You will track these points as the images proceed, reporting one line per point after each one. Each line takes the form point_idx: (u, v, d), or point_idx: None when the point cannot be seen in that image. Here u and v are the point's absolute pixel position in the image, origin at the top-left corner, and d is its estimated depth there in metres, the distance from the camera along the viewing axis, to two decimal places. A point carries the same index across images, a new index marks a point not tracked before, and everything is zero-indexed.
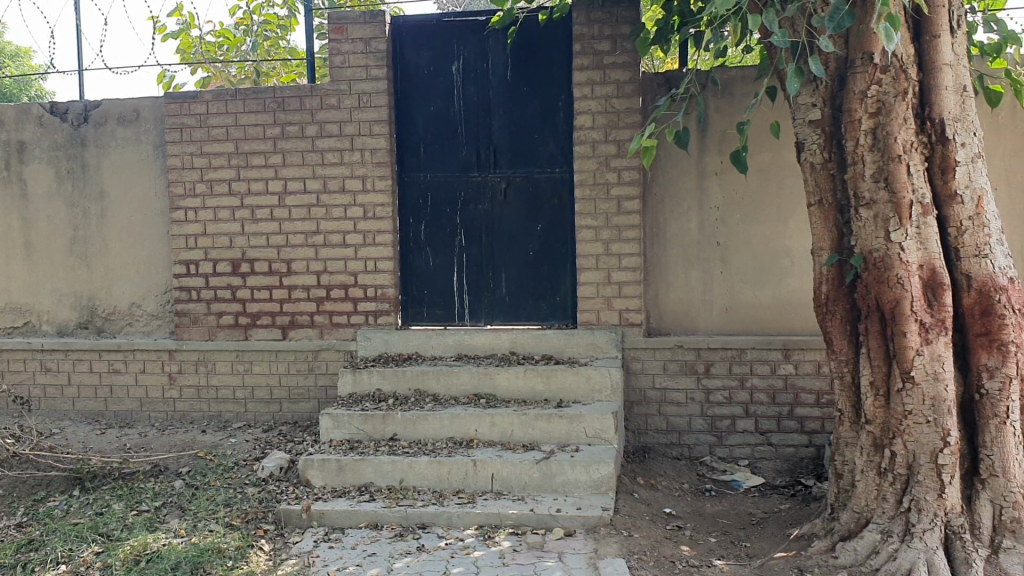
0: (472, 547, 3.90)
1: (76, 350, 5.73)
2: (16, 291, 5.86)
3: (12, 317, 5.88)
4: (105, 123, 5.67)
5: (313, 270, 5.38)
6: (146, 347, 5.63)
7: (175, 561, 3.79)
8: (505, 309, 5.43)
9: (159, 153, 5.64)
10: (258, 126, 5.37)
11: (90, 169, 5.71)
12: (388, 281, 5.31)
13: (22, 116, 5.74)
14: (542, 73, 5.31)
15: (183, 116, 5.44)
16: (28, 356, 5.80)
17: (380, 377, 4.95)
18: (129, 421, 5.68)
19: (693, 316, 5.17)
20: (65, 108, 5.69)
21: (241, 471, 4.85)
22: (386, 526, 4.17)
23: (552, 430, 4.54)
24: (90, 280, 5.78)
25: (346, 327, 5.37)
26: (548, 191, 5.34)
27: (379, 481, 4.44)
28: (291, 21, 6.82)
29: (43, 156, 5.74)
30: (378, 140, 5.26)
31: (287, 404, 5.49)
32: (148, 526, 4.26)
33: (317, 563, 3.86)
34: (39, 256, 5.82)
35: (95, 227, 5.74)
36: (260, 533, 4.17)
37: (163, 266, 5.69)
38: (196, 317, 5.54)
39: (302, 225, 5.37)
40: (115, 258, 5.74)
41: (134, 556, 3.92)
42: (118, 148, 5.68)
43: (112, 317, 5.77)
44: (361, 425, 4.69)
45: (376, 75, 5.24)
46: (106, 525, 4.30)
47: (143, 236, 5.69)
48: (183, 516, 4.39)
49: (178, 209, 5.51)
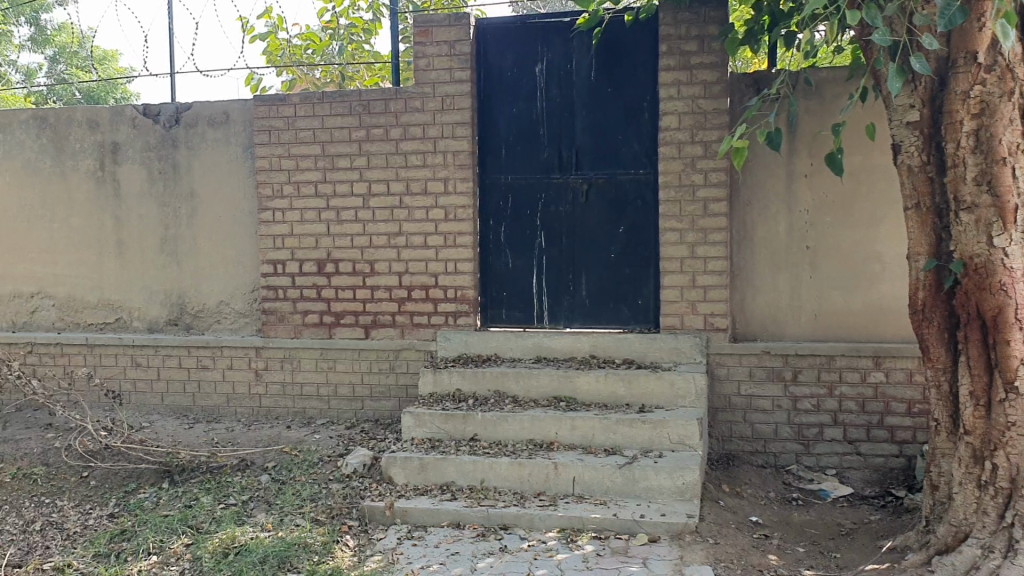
0: (554, 550, 3.89)
1: (165, 345, 5.87)
2: (108, 288, 6.05)
3: (105, 313, 6.06)
4: (195, 124, 5.82)
5: (394, 270, 5.43)
6: (233, 344, 5.75)
7: (263, 555, 3.92)
8: (586, 312, 5.39)
9: (248, 155, 5.75)
10: (344, 129, 5.44)
11: (181, 171, 5.86)
12: (468, 282, 5.32)
13: (116, 118, 5.93)
14: (626, 74, 5.26)
15: (271, 118, 5.56)
16: (119, 351, 5.97)
17: (460, 378, 4.98)
18: (215, 416, 5.80)
19: (781, 321, 5.08)
20: (157, 110, 5.85)
21: (324, 467, 4.91)
22: (468, 526, 4.18)
23: (634, 435, 4.50)
24: (180, 278, 5.92)
25: (428, 327, 5.41)
26: (630, 193, 5.28)
27: (460, 480, 4.46)
28: (375, 25, 6.86)
29: (135, 157, 5.91)
30: (461, 143, 5.28)
31: (368, 401, 5.55)
32: (235, 520, 4.37)
33: (401, 561, 3.89)
34: (130, 254, 5.98)
35: (186, 226, 5.88)
36: (344, 529, 4.22)
37: (250, 266, 5.80)
38: (282, 315, 5.65)
39: (385, 227, 5.42)
40: (204, 258, 5.88)
41: (222, 549, 4.06)
42: (208, 150, 5.81)
43: (200, 315, 5.91)
44: (442, 424, 4.73)
45: (460, 77, 5.26)
46: (195, 517, 4.44)
47: (232, 237, 5.81)
48: (269, 510, 4.48)
49: (265, 210, 5.62)
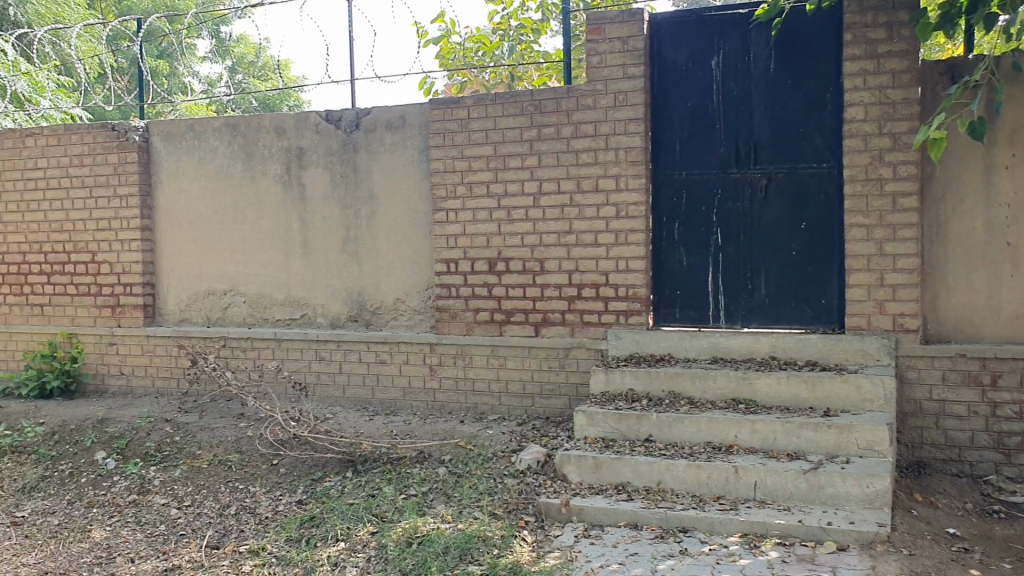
0: (737, 555, 3.80)
1: (346, 340, 6.11)
2: (294, 286, 6.35)
3: (291, 309, 6.37)
4: (374, 128, 6.03)
5: (566, 269, 5.44)
6: (410, 340, 5.92)
7: (445, 546, 4.03)
8: (763, 312, 5.25)
9: (423, 157, 5.90)
10: (516, 129, 5.50)
11: (360, 174, 6.09)
12: (641, 281, 5.27)
13: (301, 125, 6.22)
14: (807, 65, 5.08)
15: (446, 120, 5.69)
16: (303, 345, 6.26)
17: (633, 377, 4.94)
18: (393, 409, 5.99)
19: (978, 322, 4.78)
20: (339, 116, 6.11)
21: (499, 462, 4.98)
22: (645, 527, 4.14)
23: (818, 439, 4.34)
24: (359, 276, 6.15)
25: (599, 326, 5.40)
26: (811, 188, 5.10)
27: (636, 481, 4.42)
28: (544, 24, 6.90)
29: (319, 161, 6.19)
30: (634, 139, 5.23)
31: (540, 399, 5.59)
32: (417, 510, 4.50)
33: (580, 559, 3.90)
34: (314, 254, 6.26)
35: (365, 227, 6.10)
36: (522, 524, 4.27)
37: (425, 265, 5.95)
38: (455, 312, 5.78)
39: (557, 225, 5.44)
40: (382, 257, 6.08)
41: (406, 538, 4.19)
42: (386, 153, 6.01)
43: (379, 312, 6.12)
44: (616, 424, 4.70)
45: (633, 73, 5.22)
46: (379, 506, 4.60)
47: (409, 236, 5.99)
48: (448, 502, 4.59)
49: (440, 211, 5.76)
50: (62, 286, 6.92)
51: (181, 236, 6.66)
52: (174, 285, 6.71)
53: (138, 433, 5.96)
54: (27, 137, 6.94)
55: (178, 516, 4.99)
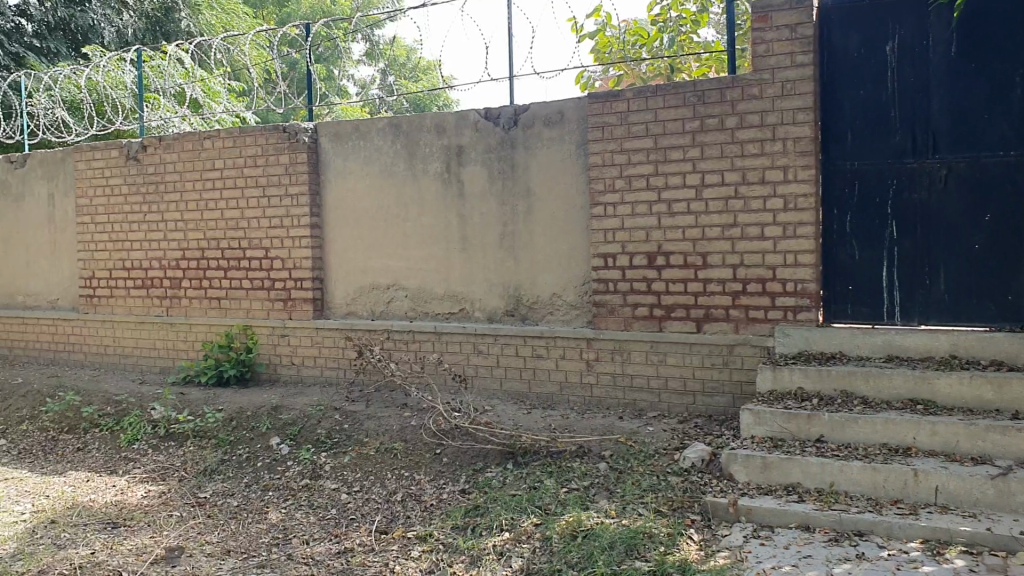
0: (919, 561, 3.63)
1: (504, 334, 6.20)
2: (453, 281, 6.49)
3: (450, 304, 6.51)
4: (533, 125, 6.08)
5: (728, 263, 5.34)
6: (567, 335, 5.94)
7: (611, 540, 4.02)
8: (942, 309, 4.99)
9: (581, 152, 5.91)
10: (678, 121, 5.44)
11: (519, 170, 6.15)
12: (809, 276, 5.10)
13: (461, 122, 6.34)
14: (993, 47, 4.81)
15: (606, 114, 5.68)
16: (462, 339, 6.38)
17: (802, 375, 4.80)
18: (550, 404, 6.03)
19: None
20: (498, 113, 6.19)
21: (662, 459, 4.93)
22: (818, 530, 4.02)
23: (1007, 444, 4.10)
24: (517, 271, 6.22)
25: (764, 322, 5.27)
26: (996, 178, 4.82)
27: (807, 482, 4.29)
28: (704, 15, 6.80)
29: (478, 158, 6.30)
30: (802, 129, 5.08)
31: (701, 396, 5.51)
32: (580, 504, 4.51)
33: (750, 559, 3.81)
34: (473, 249, 6.38)
35: (523, 222, 6.16)
36: (688, 522, 4.22)
37: (582, 259, 5.96)
38: (614, 307, 5.76)
39: (719, 218, 5.34)
40: (540, 252, 6.13)
41: (570, 531, 4.20)
42: (545, 148, 6.05)
43: (536, 307, 6.17)
44: (784, 424, 4.58)
45: (802, 61, 5.06)
46: (542, 498, 4.64)
47: (566, 231, 6.01)
48: (611, 497, 4.58)
49: (599, 205, 5.76)
50: (238, 280, 7.31)
51: (347, 233, 6.91)
52: (341, 280, 6.98)
53: (309, 421, 6.21)
54: (206, 140, 7.36)
55: (348, 501, 5.18)
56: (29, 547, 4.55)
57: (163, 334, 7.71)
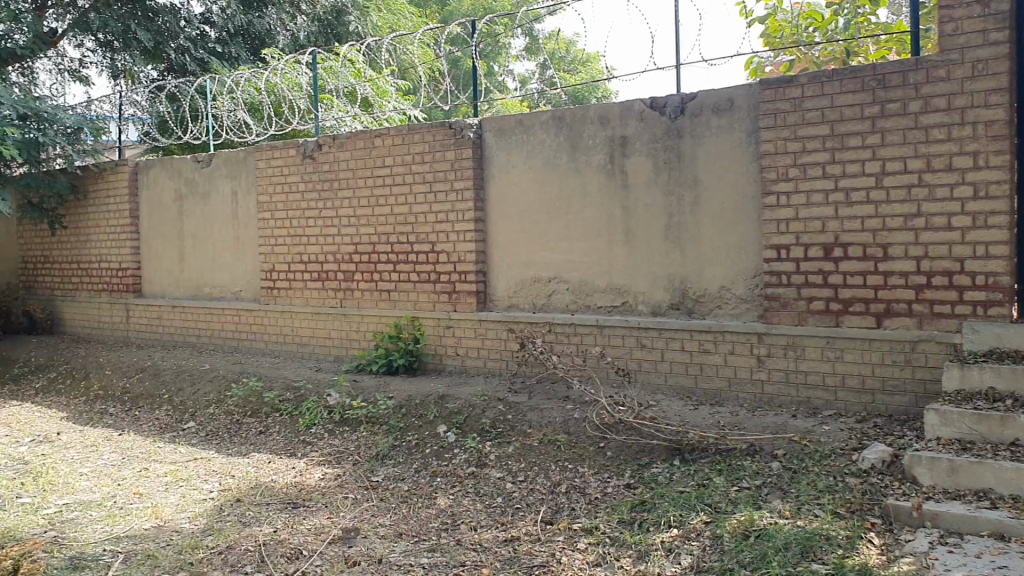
0: None
1: (670, 328, 6.12)
2: (617, 273, 6.46)
3: (614, 296, 6.48)
4: (700, 113, 5.97)
5: (911, 255, 5.07)
6: (736, 329, 5.81)
7: (785, 542, 3.91)
8: None
9: (752, 141, 5.76)
10: (856, 106, 5.21)
11: (686, 160, 6.05)
12: (1002, 268, 4.79)
13: (626, 113, 6.29)
14: None
15: (778, 101, 5.51)
16: (627, 332, 6.34)
17: (994, 374, 4.52)
18: (718, 399, 5.91)
19: None
20: (664, 102, 6.11)
21: (838, 459, 4.75)
22: (1014, 540, 3.77)
23: None
24: (683, 263, 6.13)
25: (950, 318, 4.98)
26: None
27: (1000, 488, 4.03)
28: None
29: (643, 149, 6.24)
30: (995, 112, 4.77)
31: (880, 395, 5.27)
32: (751, 503, 4.41)
33: (939, 567, 3.62)
34: (637, 241, 6.33)
35: (689, 213, 6.06)
36: (868, 526, 4.04)
37: (751, 251, 5.81)
38: (786, 301, 5.58)
39: (901, 208, 5.09)
40: (707, 244, 6.01)
41: (742, 531, 4.11)
42: (712, 137, 5.93)
43: (703, 299, 6.06)
44: (974, 426, 4.32)
45: (995, 39, 4.75)
46: (711, 496, 4.56)
47: (734, 222, 5.87)
48: (784, 497, 4.45)
49: (770, 195, 5.59)
50: (406, 273, 7.54)
51: (510, 226, 6.99)
52: (504, 273, 7.08)
53: (474, 410, 6.32)
54: (376, 138, 7.63)
55: (514, 490, 5.25)
56: (218, 522, 4.84)
57: (335, 324, 8.05)
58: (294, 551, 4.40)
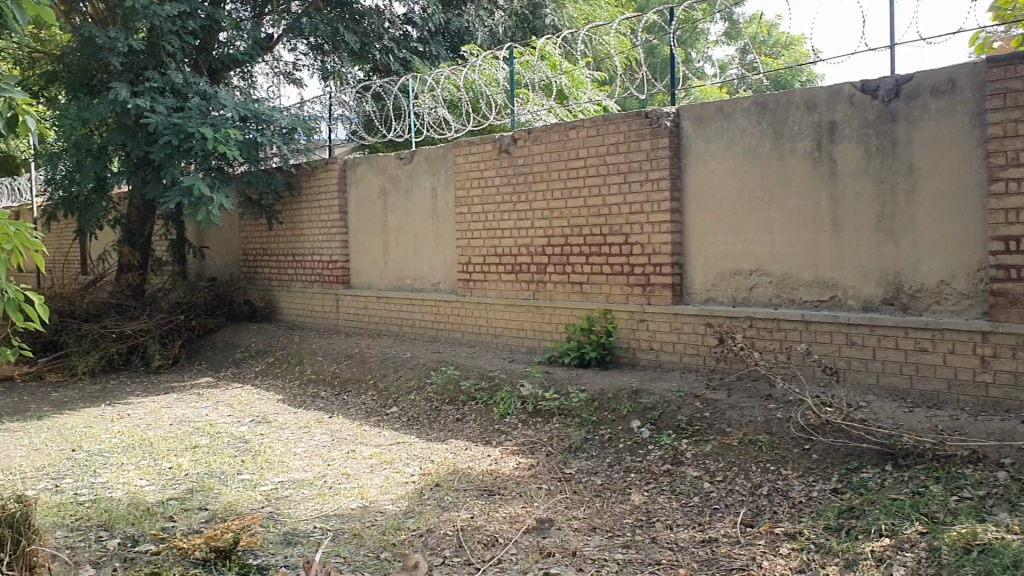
0: None
1: (882, 325, 5.75)
2: (823, 266, 6.14)
3: (819, 291, 6.17)
4: (917, 95, 5.58)
5: None
6: (957, 328, 5.38)
7: (1014, 559, 3.57)
8: None
9: (977, 123, 5.31)
10: None
11: (900, 145, 5.67)
12: None
13: (834, 97, 5.98)
14: None
15: (1008, 79, 5.06)
16: (834, 329, 6.02)
17: None
18: (935, 403, 5.49)
19: None
20: (877, 85, 5.76)
21: None
22: None
23: None
24: (897, 255, 5.75)
25: None
26: None
27: None
28: None
29: (852, 135, 5.90)
30: None
31: None
32: (974, 516, 4.07)
33: None
34: (845, 233, 5.99)
35: (904, 202, 5.68)
36: None
37: (975, 243, 5.37)
38: (1016, 297, 5.12)
39: None
40: (924, 235, 5.61)
41: (963, 544, 3.80)
42: (931, 120, 5.52)
43: (919, 295, 5.67)
44: None
45: None
46: (928, 505, 4.25)
47: (955, 211, 5.44)
48: (1012, 511, 4.08)
49: (998, 181, 5.14)
50: (601, 266, 7.50)
51: (708, 217, 6.80)
52: (702, 265, 6.89)
53: (670, 406, 6.19)
54: (571, 130, 7.63)
55: (712, 490, 5.11)
56: (419, 505, 4.99)
57: (530, 316, 8.12)
58: (491, 538, 4.46)
